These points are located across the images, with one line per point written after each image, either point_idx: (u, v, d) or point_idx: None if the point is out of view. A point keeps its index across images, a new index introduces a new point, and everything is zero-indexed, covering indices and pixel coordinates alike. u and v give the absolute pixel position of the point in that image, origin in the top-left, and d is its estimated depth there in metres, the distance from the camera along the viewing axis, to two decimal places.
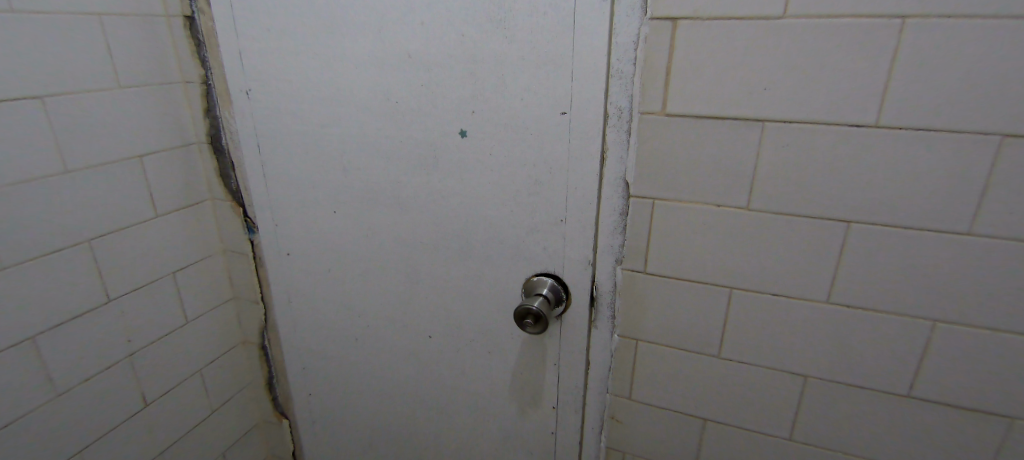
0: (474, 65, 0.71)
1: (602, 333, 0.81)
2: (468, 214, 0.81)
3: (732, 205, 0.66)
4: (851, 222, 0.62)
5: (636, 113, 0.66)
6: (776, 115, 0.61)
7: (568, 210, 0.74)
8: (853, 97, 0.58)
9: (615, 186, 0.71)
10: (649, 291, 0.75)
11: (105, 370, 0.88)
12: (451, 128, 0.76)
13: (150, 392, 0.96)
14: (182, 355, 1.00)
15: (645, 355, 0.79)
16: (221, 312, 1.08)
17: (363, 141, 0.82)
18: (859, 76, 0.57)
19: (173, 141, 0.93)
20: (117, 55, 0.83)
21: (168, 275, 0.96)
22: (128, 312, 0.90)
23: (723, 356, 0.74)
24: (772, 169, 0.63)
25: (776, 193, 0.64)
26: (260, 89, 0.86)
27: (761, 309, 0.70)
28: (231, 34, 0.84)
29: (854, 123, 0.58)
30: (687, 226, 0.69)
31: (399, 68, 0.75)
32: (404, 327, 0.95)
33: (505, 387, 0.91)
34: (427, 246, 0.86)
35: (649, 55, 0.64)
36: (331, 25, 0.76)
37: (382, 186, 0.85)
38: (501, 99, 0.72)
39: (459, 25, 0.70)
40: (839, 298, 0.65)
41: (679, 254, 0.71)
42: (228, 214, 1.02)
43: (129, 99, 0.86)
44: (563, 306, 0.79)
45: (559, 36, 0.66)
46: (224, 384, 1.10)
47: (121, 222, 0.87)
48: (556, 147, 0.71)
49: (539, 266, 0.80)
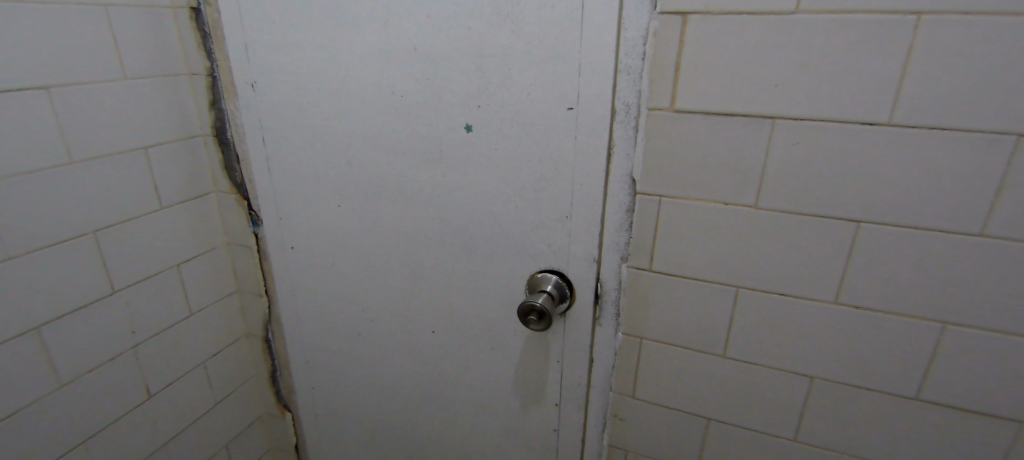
0: (480, 58, 0.71)
1: (606, 330, 0.80)
2: (473, 210, 0.80)
3: (739, 203, 0.65)
4: (861, 222, 0.61)
5: (643, 110, 0.66)
6: (786, 113, 0.60)
7: (573, 206, 0.74)
8: (865, 95, 0.57)
9: (621, 183, 0.70)
10: (654, 290, 0.74)
11: (109, 360, 0.89)
12: (456, 123, 0.76)
13: (153, 382, 0.96)
14: (185, 346, 1.01)
15: (648, 353, 0.78)
16: (224, 305, 1.08)
17: (366, 134, 0.82)
18: (871, 73, 0.56)
19: (179, 133, 0.93)
20: (123, 47, 0.83)
21: (172, 267, 0.96)
22: (132, 304, 0.90)
23: (728, 355, 0.73)
24: (781, 167, 0.62)
25: (785, 192, 0.63)
26: (266, 82, 0.86)
27: (768, 308, 0.69)
28: (237, 25, 0.84)
29: (865, 122, 0.57)
30: (693, 224, 0.68)
31: (404, 61, 0.75)
32: (406, 321, 0.95)
33: (508, 384, 0.91)
34: (430, 241, 0.86)
35: (658, 50, 0.63)
36: (337, 17, 0.76)
37: (386, 180, 0.84)
38: (507, 94, 0.71)
39: (465, 19, 0.69)
40: (846, 299, 0.65)
41: (685, 252, 0.70)
42: (233, 207, 1.02)
43: (134, 92, 0.86)
44: (567, 303, 0.79)
45: (567, 29, 0.65)
46: (227, 377, 1.11)
47: (125, 214, 0.87)
48: (561, 144, 0.71)
49: (543, 263, 0.79)
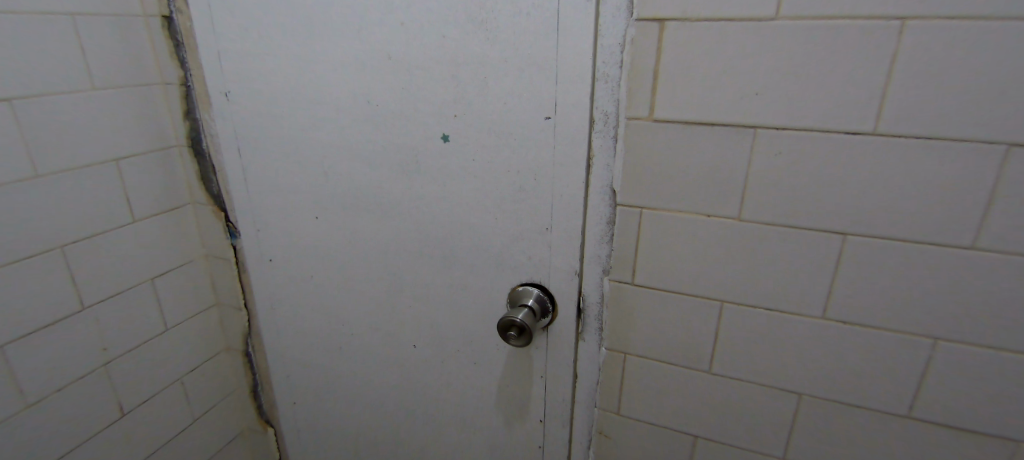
0: (455, 66, 0.68)
1: (590, 345, 0.77)
2: (452, 222, 0.78)
3: (722, 215, 0.63)
4: (848, 234, 0.59)
5: (621, 118, 0.63)
6: (768, 122, 0.58)
7: (553, 218, 0.71)
8: (849, 102, 0.54)
9: (602, 194, 0.68)
10: (637, 304, 0.71)
11: (79, 379, 0.86)
12: (433, 132, 0.73)
13: (126, 400, 0.93)
14: (161, 362, 0.98)
15: (633, 369, 0.76)
16: (202, 319, 1.06)
17: (342, 144, 0.80)
18: (857, 80, 0.54)
19: (151, 144, 0.91)
20: (91, 57, 0.81)
21: (146, 281, 0.93)
22: (103, 320, 0.88)
23: (714, 372, 0.71)
24: (765, 177, 0.59)
25: (769, 204, 0.60)
26: (239, 91, 0.84)
27: (755, 323, 0.66)
28: (209, 33, 0.82)
29: (850, 131, 0.55)
30: (676, 236, 0.66)
31: (378, 69, 0.73)
32: (387, 335, 0.93)
33: (491, 399, 0.89)
34: (410, 253, 0.84)
35: (635, 57, 0.60)
36: (309, 24, 0.74)
37: (363, 191, 0.82)
38: (483, 102, 0.69)
39: (439, 26, 0.67)
40: (834, 314, 0.62)
41: (668, 266, 0.68)
42: (210, 218, 0.99)
43: (104, 102, 0.83)
44: (549, 317, 0.77)
45: (542, 36, 0.63)
46: (205, 393, 1.08)
47: (95, 228, 0.84)
48: (539, 154, 0.68)
49: (524, 276, 0.77)
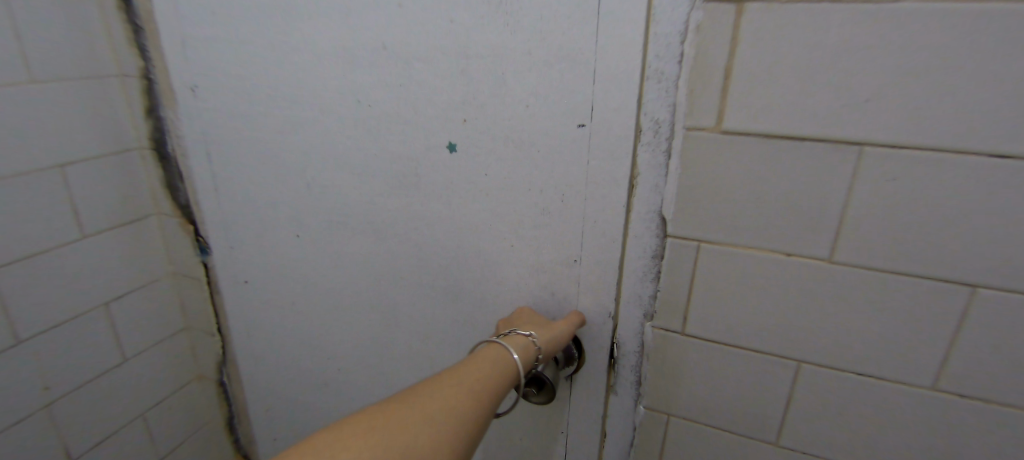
0: (465, 60, 0.55)
1: (623, 400, 0.64)
2: (459, 247, 0.65)
3: (806, 255, 0.49)
4: (978, 287, 0.45)
5: (678, 128, 0.50)
6: (878, 137, 0.43)
7: (583, 248, 0.58)
8: (996, 115, 0.40)
9: (647, 222, 0.55)
10: (686, 357, 0.58)
11: (14, 425, 0.73)
12: (437, 140, 0.60)
13: (75, 445, 0.80)
14: (118, 398, 0.85)
15: (677, 432, 0.62)
16: (170, 347, 0.92)
17: (328, 152, 0.66)
18: (1011, 85, 0.39)
19: (107, 147, 0.77)
20: (29, 43, 0.67)
21: (100, 307, 0.80)
22: (44, 355, 0.74)
23: (781, 443, 0.57)
24: (867, 210, 0.46)
25: (871, 243, 0.46)
26: (207, 87, 0.70)
27: (839, 390, 0.52)
28: (171, 16, 0.68)
29: (994, 153, 0.41)
30: (742, 278, 0.52)
31: (370, 62, 0.59)
32: (384, 373, 0.81)
33: (501, 452, 0.76)
34: (407, 282, 0.70)
35: (702, 49, 0.46)
36: (286, 6, 0.60)
37: (353, 208, 0.69)
38: (499, 105, 0.55)
39: (446, 8, 0.53)
40: (947, 386, 0.49)
41: (729, 313, 0.54)
42: (177, 233, 0.86)
43: (46, 98, 0.70)
44: (574, 365, 0.63)
45: (578, 22, 0.49)
46: (174, 429, 0.95)
47: (34, 247, 0.71)
48: (570, 171, 0.55)
49: (545, 315, 0.64)
